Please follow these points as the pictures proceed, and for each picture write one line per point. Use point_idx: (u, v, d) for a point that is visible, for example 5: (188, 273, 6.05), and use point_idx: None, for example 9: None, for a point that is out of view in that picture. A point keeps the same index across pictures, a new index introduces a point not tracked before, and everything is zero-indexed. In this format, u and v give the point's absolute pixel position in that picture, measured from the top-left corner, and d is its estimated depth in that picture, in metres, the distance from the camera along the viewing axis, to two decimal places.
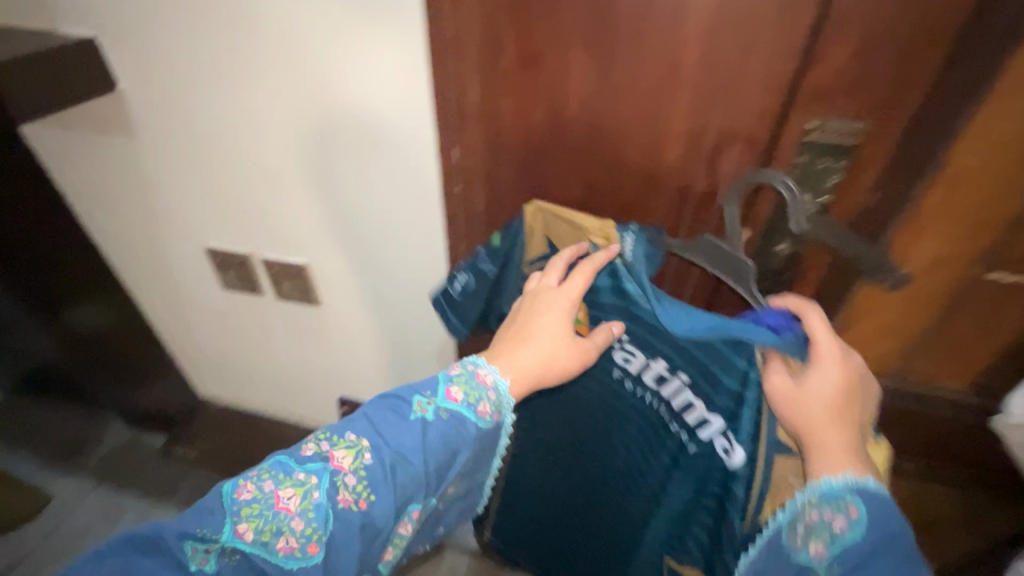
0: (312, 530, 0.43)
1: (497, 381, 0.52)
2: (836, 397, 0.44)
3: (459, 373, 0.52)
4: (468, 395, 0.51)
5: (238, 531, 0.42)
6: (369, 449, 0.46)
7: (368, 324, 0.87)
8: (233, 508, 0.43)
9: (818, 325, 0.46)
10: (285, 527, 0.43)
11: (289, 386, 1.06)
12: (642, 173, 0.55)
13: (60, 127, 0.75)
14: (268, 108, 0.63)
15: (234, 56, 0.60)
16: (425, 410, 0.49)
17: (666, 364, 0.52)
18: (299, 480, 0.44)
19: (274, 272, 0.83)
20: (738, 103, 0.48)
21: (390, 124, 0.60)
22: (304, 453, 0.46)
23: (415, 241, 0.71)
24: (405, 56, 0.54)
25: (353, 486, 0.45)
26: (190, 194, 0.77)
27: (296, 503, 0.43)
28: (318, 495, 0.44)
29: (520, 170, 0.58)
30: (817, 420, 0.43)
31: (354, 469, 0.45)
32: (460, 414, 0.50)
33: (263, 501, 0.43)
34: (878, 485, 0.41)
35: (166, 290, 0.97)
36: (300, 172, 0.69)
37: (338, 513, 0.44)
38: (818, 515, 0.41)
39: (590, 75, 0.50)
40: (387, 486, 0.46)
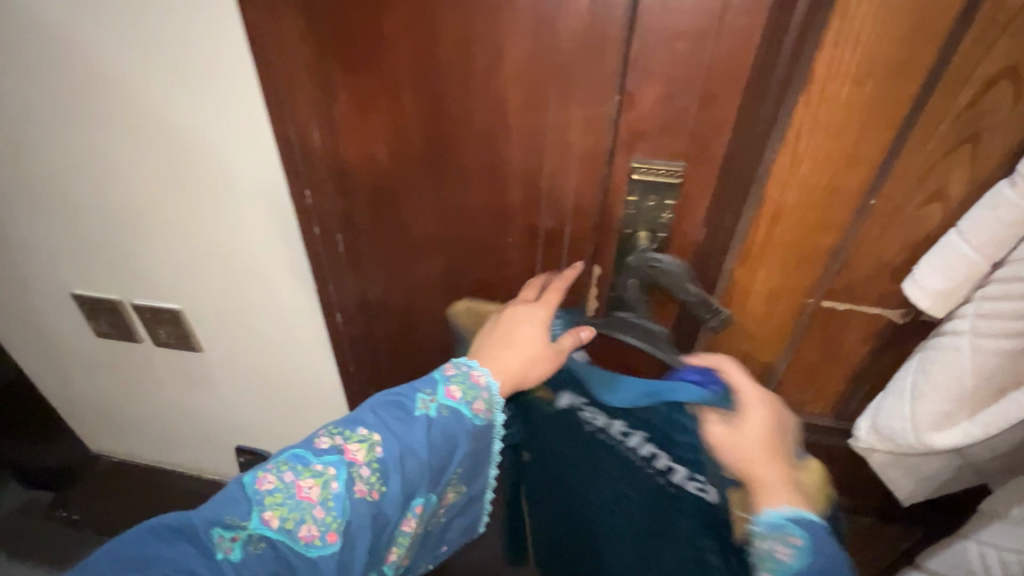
0: (331, 518, 0.41)
1: (490, 381, 0.47)
2: (767, 436, 0.44)
3: (455, 372, 0.48)
4: (468, 395, 0.47)
5: (263, 519, 0.41)
6: (380, 441, 0.44)
7: (251, 368, 0.83)
8: (257, 497, 0.42)
9: (740, 376, 0.46)
10: (306, 514, 0.41)
11: (183, 433, 1.00)
12: (488, 207, 0.56)
13: None
14: (109, 146, 0.61)
15: (63, 95, 0.57)
16: (427, 408, 0.46)
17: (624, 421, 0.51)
18: (318, 470, 0.43)
19: (151, 319, 0.79)
20: (565, 138, 0.49)
21: (232, 160, 0.59)
22: (321, 444, 0.44)
23: (287, 285, 0.69)
24: (237, 93, 0.53)
25: (365, 479, 0.43)
26: (44, 238, 0.73)
27: (317, 492, 0.42)
28: (335, 486, 0.42)
29: (371, 206, 0.58)
30: (756, 463, 0.44)
31: (367, 461, 0.43)
32: (458, 413, 0.46)
33: (284, 490, 0.42)
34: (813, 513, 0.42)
35: (40, 340, 0.91)
36: (164, 219, 0.67)
37: (353, 504, 0.42)
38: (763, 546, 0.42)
39: (424, 119, 0.51)
40: (394, 480, 0.44)
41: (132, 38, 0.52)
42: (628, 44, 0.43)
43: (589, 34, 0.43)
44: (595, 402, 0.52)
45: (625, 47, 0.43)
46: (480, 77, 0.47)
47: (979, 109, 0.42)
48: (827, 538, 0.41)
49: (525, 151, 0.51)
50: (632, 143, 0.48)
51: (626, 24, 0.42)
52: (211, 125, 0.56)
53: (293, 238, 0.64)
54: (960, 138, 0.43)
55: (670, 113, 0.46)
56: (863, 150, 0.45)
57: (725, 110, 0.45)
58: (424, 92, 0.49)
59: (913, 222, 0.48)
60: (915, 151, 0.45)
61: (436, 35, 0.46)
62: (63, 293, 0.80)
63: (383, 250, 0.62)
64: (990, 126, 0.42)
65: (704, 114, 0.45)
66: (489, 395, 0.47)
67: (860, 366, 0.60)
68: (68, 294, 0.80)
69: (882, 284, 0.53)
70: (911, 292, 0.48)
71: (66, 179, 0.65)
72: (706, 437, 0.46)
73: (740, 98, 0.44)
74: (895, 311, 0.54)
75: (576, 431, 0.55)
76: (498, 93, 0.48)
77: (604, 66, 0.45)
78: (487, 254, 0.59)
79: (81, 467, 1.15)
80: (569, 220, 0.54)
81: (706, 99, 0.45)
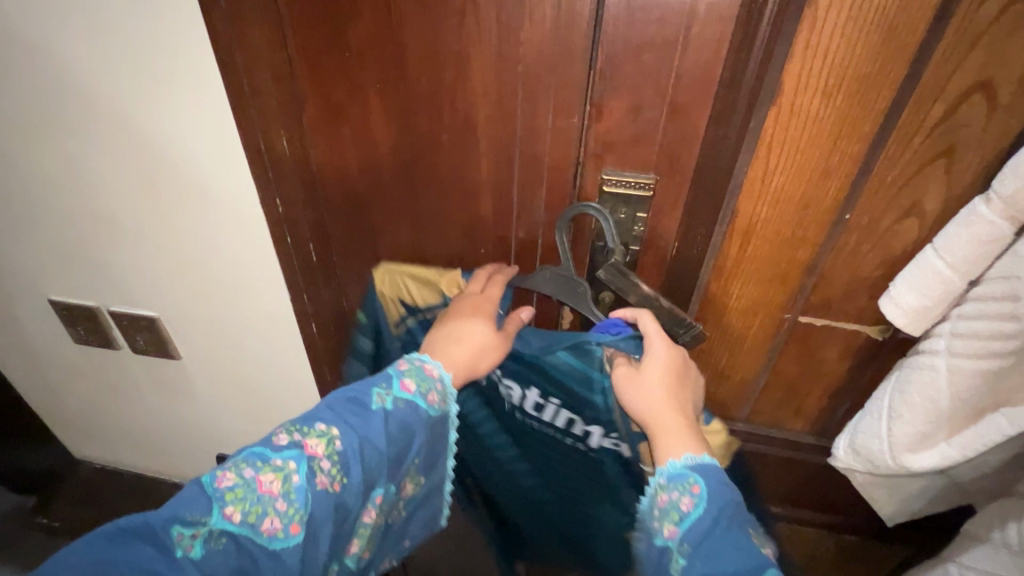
0: (294, 511, 0.38)
1: (441, 372, 0.46)
2: (667, 384, 0.46)
3: (408, 368, 0.45)
4: (419, 387, 0.45)
5: (224, 515, 0.37)
6: (339, 435, 0.40)
7: (229, 375, 0.82)
8: (216, 492, 0.37)
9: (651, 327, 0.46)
10: (268, 510, 0.38)
11: (164, 440, 0.99)
12: (459, 216, 0.55)
13: None
14: (77, 151, 0.60)
15: (32, 100, 0.57)
16: (383, 402, 0.43)
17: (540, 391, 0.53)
18: (278, 464, 0.39)
19: (129, 326, 0.78)
20: (534, 147, 0.48)
21: (201, 167, 0.58)
22: (276, 440, 0.40)
23: (262, 294, 0.69)
24: (204, 100, 0.52)
25: (326, 472, 0.39)
26: (19, 243, 0.72)
27: (278, 486, 0.38)
28: (296, 480, 0.38)
29: (343, 213, 0.57)
30: (657, 414, 0.45)
31: (328, 454, 0.39)
32: (416, 404, 0.44)
33: (243, 484, 0.38)
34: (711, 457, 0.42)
35: (20, 346, 0.90)
36: (136, 226, 0.66)
37: (315, 498, 0.38)
38: (669, 497, 0.41)
39: (392, 126, 0.50)
40: (356, 471, 0.40)
41: (97, 44, 0.51)
42: (595, 53, 0.42)
43: (556, 42, 0.42)
44: (517, 369, 0.53)
45: (591, 58, 0.43)
46: (446, 84, 0.47)
47: (952, 123, 0.41)
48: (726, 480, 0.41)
49: (494, 160, 0.50)
50: (603, 153, 0.47)
51: (591, 33, 0.41)
52: (179, 133, 0.56)
53: (265, 246, 0.63)
54: (934, 151, 0.42)
55: (639, 123, 0.45)
56: (834, 160, 0.44)
57: (694, 120, 0.44)
58: (391, 99, 0.48)
59: (889, 235, 0.47)
60: (888, 162, 0.44)
61: (402, 41, 0.45)
62: (40, 299, 0.79)
63: (357, 261, 0.61)
64: (964, 139, 0.41)
65: (675, 124, 0.44)
66: (440, 387, 0.46)
67: (841, 381, 0.58)
68: (45, 300, 0.79)
69: (860, 298, 0.51)
70: (887, 309, 0.47)
71: (38, 185, 0.65)
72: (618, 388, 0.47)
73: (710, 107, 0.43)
74: (873, 329, 0.53)
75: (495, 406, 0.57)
76: (466, 101, 0.47)
77: (572, 75, 0.44)
78: (459, 264, 0.58)
79: (64, 474, 1.14)
80: (541, 233, 0.54)
81: (675, 109, 0.44)
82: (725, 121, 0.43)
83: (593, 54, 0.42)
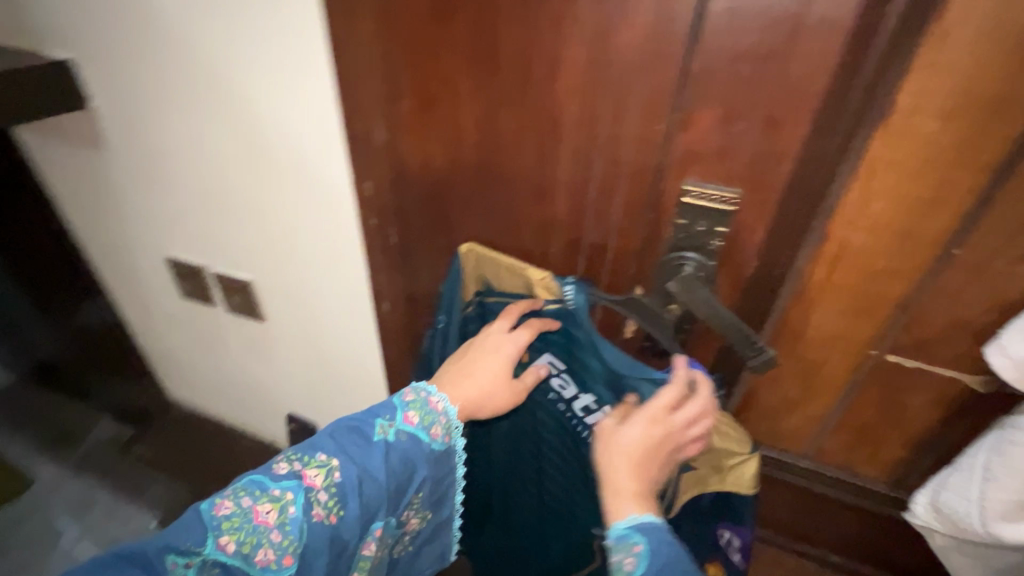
0: (287, 541, 0.46)
1: (445, 409, 0.54)
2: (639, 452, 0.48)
3: (412, 400, 0.54)
4: (424, 420, 0.53)
5: (219, 544, 0.45)
6: (338, 468, 0.49)
7: (304, 344, 0.88)
8: (214, 523, 0.46)
9: (670, 396, 0.49)
10: (264, 538, 0.46)
11: (243, 395, 1.09)
12: (533, 215, 0.56)
13: (50, 139, 0.83)
14: (201, 129, 0.68)
15: (171, 82, 0.65)
16: (385, 433, 0.52)
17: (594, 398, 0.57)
18: (275, 495, 0.47)
19: (223, 287, 0.87)
20: (615, 153, 0.48)
21: (302, 152, 0.63)
22: (278, 469, 0.49)
23: (341, 271, 0.74)
24: (311, 90, 0.57)
25: (324, 503, 0.48)
26: (147, 205, 0.83)
27: (273, 516, 0.47)
28: (292, 511, 0.47)
29: (425, 203, 0.60)
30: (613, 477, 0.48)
31: (324, 486, 0.48)
32: (415, 438, 0.53)
33: (241, 515, 0.47)
34: (654, 518, 0.45)
35: (139, 294, 1.03)
36: (237, 198, 0.73)
37: (310, 530, 0.47)
38: (616, 559, 0.45)
39: (479, 124, 0.52)
40: (353, 503, 0.49)
41: (228, 35, 0.57)
42: (690, 61, 0.41)
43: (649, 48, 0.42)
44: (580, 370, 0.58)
45: (683, 65, 0.42)
46: (536, 85, 0.48)
47: None
48: (671, 538, 0.44)
49: (573, 163, 0.50)
50: (686, 162, 0.46)
51: (686, 38, 0.41)
52: (287, 118, 0.61)
53: (349, 228, 0.68)
54: None
55: (728, 136, 0.43)
56: (946, 188, 0.41)
57: (788, 138, 0.42)
58: (479, 96, 0.50)
59: (1005, 278, 0.42)
60: (1013, 197, 0.39)
61: (497, 42, 0.47)
62: (158, 255, 0.90)
63: (426, 249, 0.64)
64: None
65: (767, 140, 0.42)
66: (446, 420, 0.54)
67: (931, 434, 0.53)
68: (162, 257, 0.90)
69: (961, 344, 0.47)
70: (992, 358, 0.42)
71: (167, 156, 0.74)
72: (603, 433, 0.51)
73: (806, 125, 0.41)
74: (979, 379, 0.48)
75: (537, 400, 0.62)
76: (553, 104, 0.48)
77: (662, 83, 0.43)
78: (529, 259, 0.59)
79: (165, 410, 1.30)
80: (603, 236, 0.54)
81: (769, 124, 0.42)
82: (821, 139, 0.41)
83: (686, 62, 0.42)
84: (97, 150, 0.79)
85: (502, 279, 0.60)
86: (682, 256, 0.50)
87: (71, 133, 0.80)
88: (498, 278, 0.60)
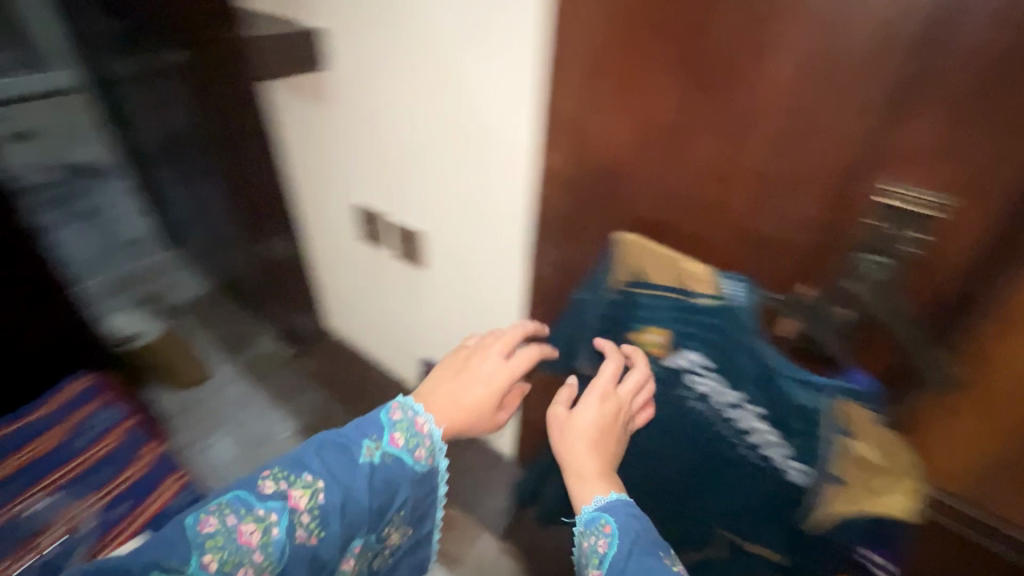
0: (266, 560, 0.58)
1: (431, 430, 0.68)
2: (590, 427, 0.65)
3: (399, 419, 0.67)
4: (408, 442, 0.66)
5: (203, 561, 0.56)
6: (321, 492, 0.61)
7: (451, 296, 0.99)
8: (199, 541, 0.57)
9: (612, 370, 0.66)
10: (245, 557, 0.57)
11: (388, 333, 1.23)
12: (704, 201, 0.57)
13: (286, 96, 1.01)
14: (406, 96, 0.79)
15: (393, 52, 0.76)
16: (372, 454, 0.64)
17: (738, 396, 0.59)
18: (259, 518, 0.59)
19: (399, 238, 0.99)
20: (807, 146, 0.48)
21: (490, 122, 0.71)
22: (262, 492, 0.60)
23: (500, 234, 0.81)
24: (514, 66, 0.64)
25: (304, 526, 0.60)
26: (346, 158, 0.97)
27: (255, 537, 0.58)
28: (274, 533, 0.58)
29: (596, 179, 0.64)
30: (578, 464, 0.65)
31: (309, 507, 0.60)
32: (399, 459, 0.66)
33: (224, 534, 0.57)
34: (617, 496, 0.61)
35: (322, 233, 1.21)
36: (428, 158, 0.82)
37: (291, 548, 0.59)
38: (592, 542, 0.60)
39: (669, 106, 0.54)
40: (333, 525, 0.62)
41: (451, 15, 0.67)
42: (917, 57, 0.40)
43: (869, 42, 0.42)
44: (724, 370, 0.59)
45: (906, 60, 0.41)
46: (735, 72, 0.49)
47: None
48: (632, 514, 0.59)
49: (760, 152, 0.51)
50: (889, 161, 0.44)
51: (917, 31, 0.39)
52: (484, 90, 0.69)
53: (516, 195, 0.74)
54: None
55: (945, 137, 0.41)
56: None
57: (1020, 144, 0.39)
58: (672, 81, 0.53)
59: None
60: None
61: (703, 29, 0.49)
62: (345, 202, 1.05)
63: (588, 228, 0.68)
64: None
65: (992, 144, 0.40)
66: (431, 442, 0.68)
67: None
68: (348, 204, 1.05)
69: None
70: None
71: (372, 117, 0.87)
72: (559, 422, 0.69)
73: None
74: None
75: (676, 390, 0.65)
76: (750, 92, 0.49)
77: (878, 78, 0.42)
78: (693, 245, 0.61)
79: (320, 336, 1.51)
80: (793, 232, 0.53)
81: (1000, 129, 0.39)
82: None
83: (910, 58, 0.41)
84: (321, 104, 0.94)
85: (655, 270, 0.62)
86: (871, 255, 0.48)
87: (305, 89, 0.95)
88: (651, 268, 0.62)
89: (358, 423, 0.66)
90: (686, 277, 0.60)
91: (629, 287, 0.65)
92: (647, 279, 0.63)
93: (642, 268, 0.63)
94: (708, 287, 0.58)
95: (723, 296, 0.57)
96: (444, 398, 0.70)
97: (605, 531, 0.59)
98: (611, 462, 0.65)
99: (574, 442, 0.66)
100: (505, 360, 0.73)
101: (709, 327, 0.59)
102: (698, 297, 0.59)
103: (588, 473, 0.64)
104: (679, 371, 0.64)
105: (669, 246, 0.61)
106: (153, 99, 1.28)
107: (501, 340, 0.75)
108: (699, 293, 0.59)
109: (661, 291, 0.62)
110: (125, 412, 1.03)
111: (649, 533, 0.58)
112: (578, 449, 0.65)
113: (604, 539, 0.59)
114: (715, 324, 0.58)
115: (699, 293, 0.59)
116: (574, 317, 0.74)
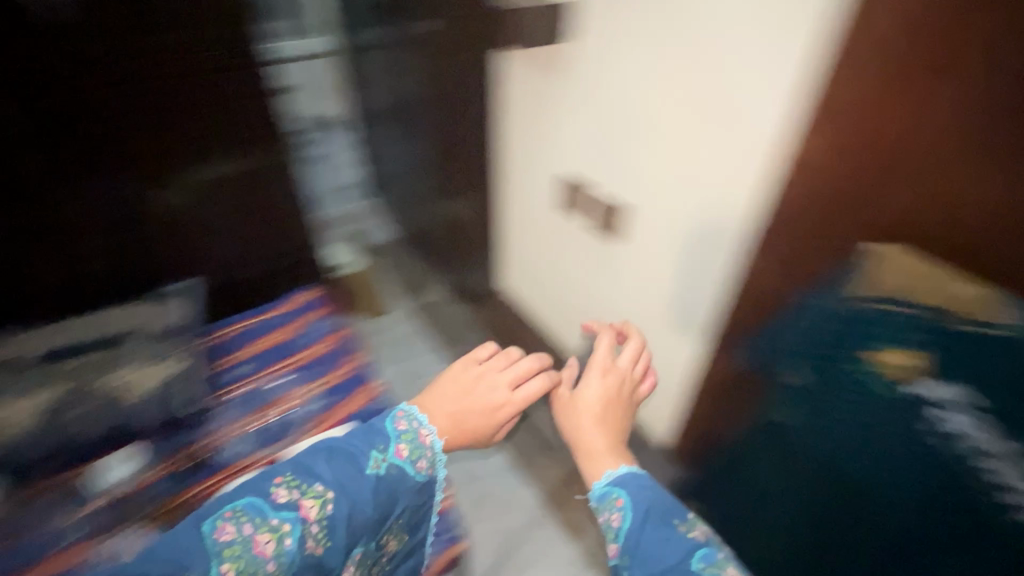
0: (279, 569, 0.69)
1: (430, 449, 0.91)
2: (597, 405, 0.95)
3: (405, 432, 0.90)
4: (411, 452, 0.88)
5: (221, 570, 0.66)
6: (329, 504, 0.76)
7: (639, 271, 1.00)
8: (218, 552, 0.68)
9: (607, 341, 1.00)
10: (260, 566, 0.68)
11: (563, 297, 1.31)
12: (994, 206, 0.49)
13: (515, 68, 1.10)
14: (643, 69, 0.81)
15: (639, 25, 0.79)
16: (377, 467, 0.83)
17: (1005, 448, 0.54)
18: (272, 529, 0.71)
19: (602, 212, 1.01)
20: None
21: (732, 98, 0.70)
22: (278, 501, 0.74)
23: (712, 214, 0.80)
24: (776, 41, 0.62)
25: (313, 535, 0.73)
26: (560, 129, 1.03)
27: (269, 548, 0.70)
28: (285, 544, 0.71)
29: (846, 168, 0.59)
30: (589, 445, 0.92)
31: (317, 518, 0.74)
32: (405, 471, 0.86)
33: (242, 545, 0.69)
34: (625, 467, 0.87)
35: (516, 197, 1.30)
36: (660, 136, 0.83)
37: (303, 556, 0.71)
38: (612, 521, 0.81)
39: (971, 94, 0.48)
40: (337, 534, 0.76)
41: None
42: None
43: None
44: (990, 415, 0.54)
45: None
46: None
47: None
48: (644, 487, 0.83)
49: None
50: None
51: None
52: (733, 64, 0.68)
53: (742, 176, 0.73)
54: None
55: None
56: None
57: None
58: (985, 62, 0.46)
59: None
60: None
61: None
62: (549, 171, 1.12)
63: (830, 236, 0.64)
64: None
65: None
66: (431, 453, 0.91)
67: None
68: (552, 173, 1.11)
69: None
70: None
71: (599, 90, 0.90)
72: (562, 408, 0.98)
73: None
74: None
75: (913, 420, 0.61)
76: None
77: None
78: (964, 259, 0.53)
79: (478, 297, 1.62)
80: None
81: None
82: None
83: None
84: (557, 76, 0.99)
85: (908, 282, 0.57)
86: None
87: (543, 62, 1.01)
88: (903, 279, 0.57)
89: (365, 441, 0.85)
90: (948, 296, 0.54)
91: (872, 295, 0.61)
92: (896, 291, 0.58)
93: (892, 277, 0.58)
94: (979, 312, 0.52)
95: (1000, 329, 0.51)
96: (452, 419, 0.95)
97: (619, 505, 0.82)
98: (615, 440, 0.94)
99: (581, 418, 0.95)
100: (517, 369, 1.02)
101: (984, 362, 0.53)
102: (963, 323, 0.54)
103: (594, 447, 0.92)
104: (924, 403, 0.59)
105: (929, 259, 0.55)
106: (354, 75, 1.47)
107: (506, 366, 1.02)
108: (965, 317, 0.53)
109: (912, 307, 0.57)
110: (335, 327, 1.24)
111: (650, 494, 0.82)
112: (582, 422, 0.94)
113: (618, 513, 0.81)
114: (991, 361, 0.53)
115: (966, 320, 0.53)
116: (796, 319, 0.71)
